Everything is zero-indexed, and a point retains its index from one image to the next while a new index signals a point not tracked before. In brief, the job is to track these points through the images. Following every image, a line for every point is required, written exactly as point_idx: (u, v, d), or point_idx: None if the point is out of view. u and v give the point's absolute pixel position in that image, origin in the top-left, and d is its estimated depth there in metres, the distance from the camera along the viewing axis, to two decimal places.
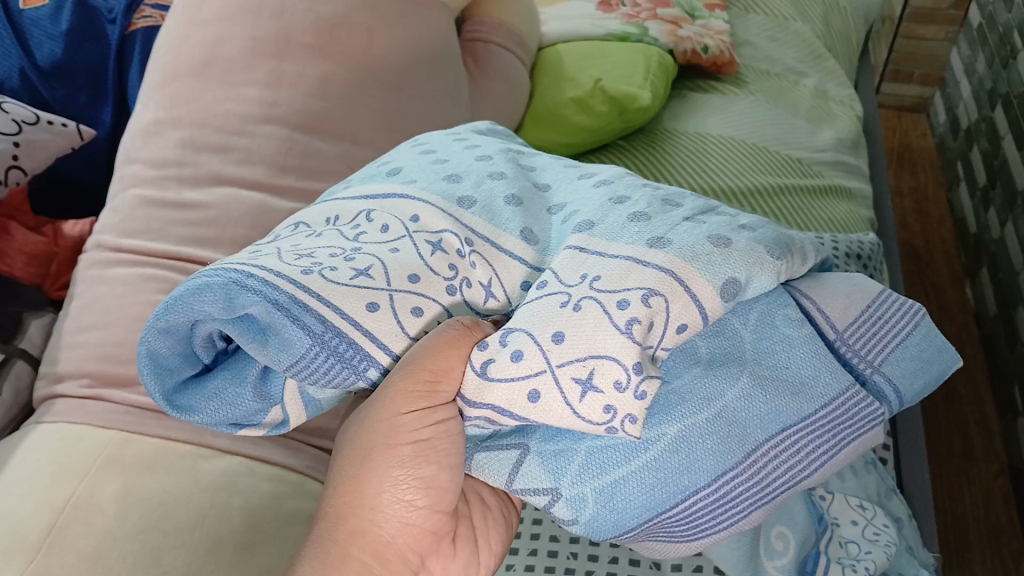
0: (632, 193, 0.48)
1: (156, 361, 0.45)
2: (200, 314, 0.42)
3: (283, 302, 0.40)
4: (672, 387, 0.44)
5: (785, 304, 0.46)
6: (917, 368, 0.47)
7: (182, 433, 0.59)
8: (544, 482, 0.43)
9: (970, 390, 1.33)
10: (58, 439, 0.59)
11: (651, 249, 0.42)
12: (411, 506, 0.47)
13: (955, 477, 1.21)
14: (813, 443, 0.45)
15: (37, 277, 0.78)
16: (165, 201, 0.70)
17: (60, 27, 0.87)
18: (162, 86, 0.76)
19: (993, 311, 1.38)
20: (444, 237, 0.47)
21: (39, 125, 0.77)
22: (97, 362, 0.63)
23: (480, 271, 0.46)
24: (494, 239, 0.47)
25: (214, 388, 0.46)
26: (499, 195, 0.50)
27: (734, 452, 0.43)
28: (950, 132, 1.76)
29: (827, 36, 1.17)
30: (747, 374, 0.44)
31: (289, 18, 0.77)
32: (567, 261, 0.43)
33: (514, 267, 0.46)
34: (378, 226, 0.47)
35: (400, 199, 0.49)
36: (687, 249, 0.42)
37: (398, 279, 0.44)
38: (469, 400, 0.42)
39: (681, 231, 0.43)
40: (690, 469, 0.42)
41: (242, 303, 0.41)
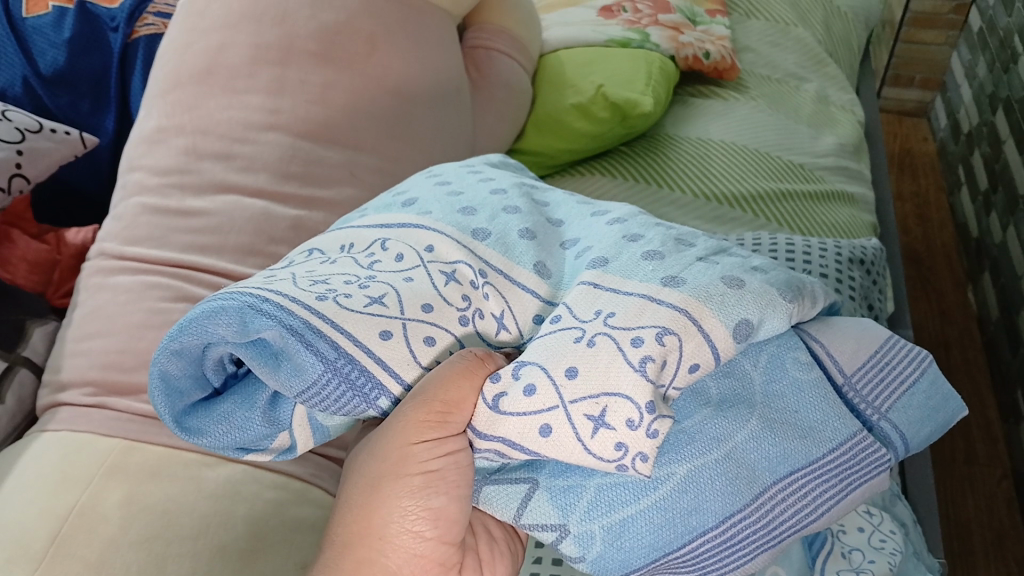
0: (647, 232, 0.48)
1: (167, 382, 0.45)
2: (213, 336, 0.42)
3: (297, 327, 0.40)
4: (683, 427, 0.44)
5: (795, 347, 0.46)
6: (923, 411, 0.47)
7: (186, 441, 0.60)
8: (552, 519, 0.43)
9: (973, 395, 1.33)
10: (63, 447, 0.59)
11: (665, 287, 0.42)
12: (419, 537, 0.47)
13: (959, 483, 1.21)
14: (820, 489, 0.44)
15: (40, 284, 0.79)
16: (169, 209, 0.70)
17: (63, 35, 0.87)
18: (165, 94, 0.76)
19: (996, 316, 1.38)
20: (459, 268, 0.47)
21: (41, 134, 0.77)
22: (101, 371, 0.64)
23: (494, 302, 0.46)
24: (509, 272, 0.47)
25: (223, 412, 0.46)
26: (513, 229, 0.50)
27: (742, 491, 0.43)
28: (951, 137, 1.75)
29: (828, 41, 1.17)
30: (756, 416, 0.44)
31: (292, 25, 0.77)
32: (580, 295, 0.43)
33: (528, 301, 0.46)
34: (393, 255, 0.47)
35: (415, 229, 0.49)
36: (700, 288, 0.42)
37: (411, 308, 0.44)
38: (480, 432, 0.43)
39: (695, 271, 0.43)
40: (698, 510, 0.42)
41: (256, 327, 0.41)
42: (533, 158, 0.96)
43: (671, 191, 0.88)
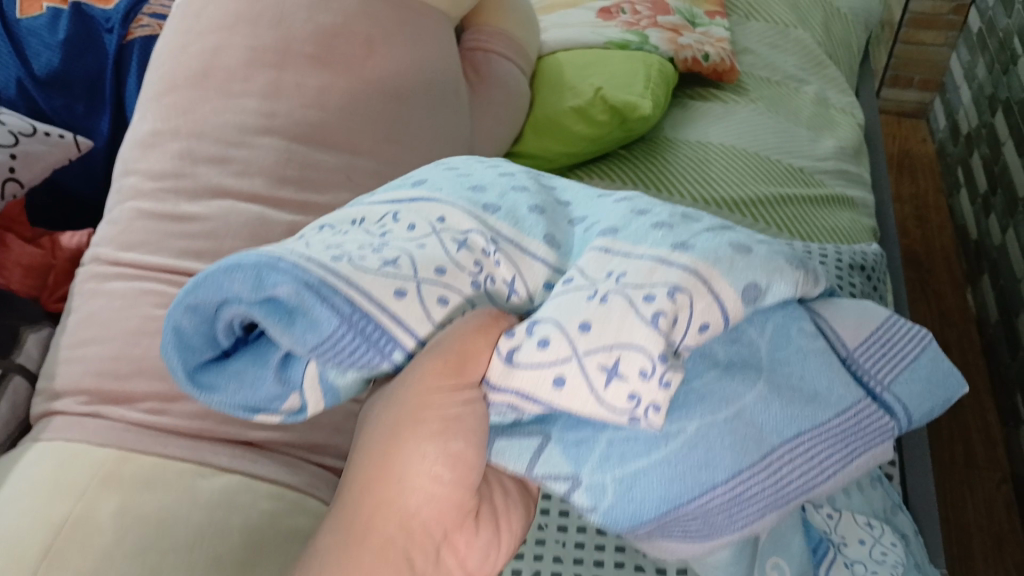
0: (656, 208, 0.47)
1: (179, 337, 0.43)
2: (227, 293, 0.41)
3: (313, 283, 0.40)
4: (692, 386, 0.43)
5: (800, 318, 0.46)
6: (925, 385, 0.46)
7: (181, 451, 0.60)
8: (565, 470, 0.43)
9: (973, 399, 1.32)
10: (57, 456, 0.58)
11: (674, 251, 0.42)
12: (438, 479, 0.47)
13: (958, 486, 1.20)
14: (824, 450, 0.44)
15: (35, 289, 0.78)
16: (164, 213, 0.69)
17: (57, 37, 0.87)
18: (160, 97, 0.75)
19: (995, 318, 1.37)
20: (470, 236, 0.46)
21: (35, 137, 0.77)
22: (96, 379, 0.63)
23: (504, 268, 0.45)
24: (519, 242, 0.47)
25: (236, 371, 0.44)
26: (523, 205, 0.49)
27: (750, 448, 0.43)
28: (950, 138, 1.75)
29: (828, 43, 1.16)
30: (762, 378, 0.44)
31: (288, 28, 0.76)
32: (593, 259, 0.43)
33: (537, 267, 0.46)
34: (405, 224, 0.47)
35: (427, 203, 0.48)
36: (709, 252, 0.42)
37: (423, 269, 0.43)
38: (494, 384, 0.43)
39: (704, 239, 0.43)
40: (709, 465, 0.42)
41: (272, 283, 0.40)
42: (531, 161, 0.95)
43: (670, 195, 0.88)
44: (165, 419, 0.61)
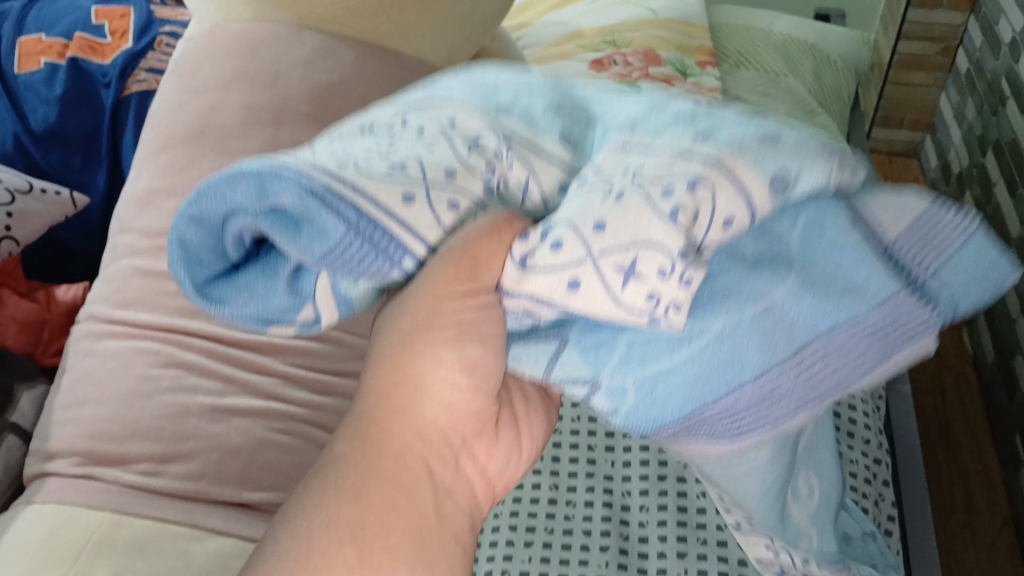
0: (686, 102, 0.37)
1: (186, 251, 0.36)
2: (232, 204, 0.33)
3: (317, 189, 0.32)
4: (714, 285, 0.34)
5: (833, 207, 0.34)
6: (975, 272, 0.34)
7: (172, 512, 0.59)
8: (582, 373, 0.35)
9: (970, 440, 1.32)
10: (51, 520, 0.58)
11: (691, 147, 0.34)
12: (456, 387, 0.40)
13: (959, 531, 1.20)
14: (865, 346, 0.34)
15: (30, 345, 0.78)
16: (158, 270, 0.70)
17: (54, 91, 0.88)
18: (157, 154, 0.75)
19: (991, 360, 1.36)
20: (478, 131, 0.36)
21: (31, 194, 0.77)
22: (90, 440, 0.63)
23: (517, 169, 0.36)
24: (532, 137, 0.37)
25: (246, 283, 0.37)
26: (538, 99, 0.39)
27: (779, 344, 0.34)
28: (942, 177, 1.76)
29: (818, 90, 1.17)
30: (796, 270, 0.34)
31: (285, 86, 0.77)
32: (612, 156, 0.34)
33: (550, 171, 0.36)
34: (415, 125, 0.36)
35: (432, 98, 0.38)
36: (733, 143, 0.34)
37: (433, 173, 0.34)
38: (508, 291, 0.35)
39: (728, 127, 0.35)
40: (734, 365, 0.34)
41: (276, 191, 0.32)
42: None
43: None
44: (159, 480, 0.61)
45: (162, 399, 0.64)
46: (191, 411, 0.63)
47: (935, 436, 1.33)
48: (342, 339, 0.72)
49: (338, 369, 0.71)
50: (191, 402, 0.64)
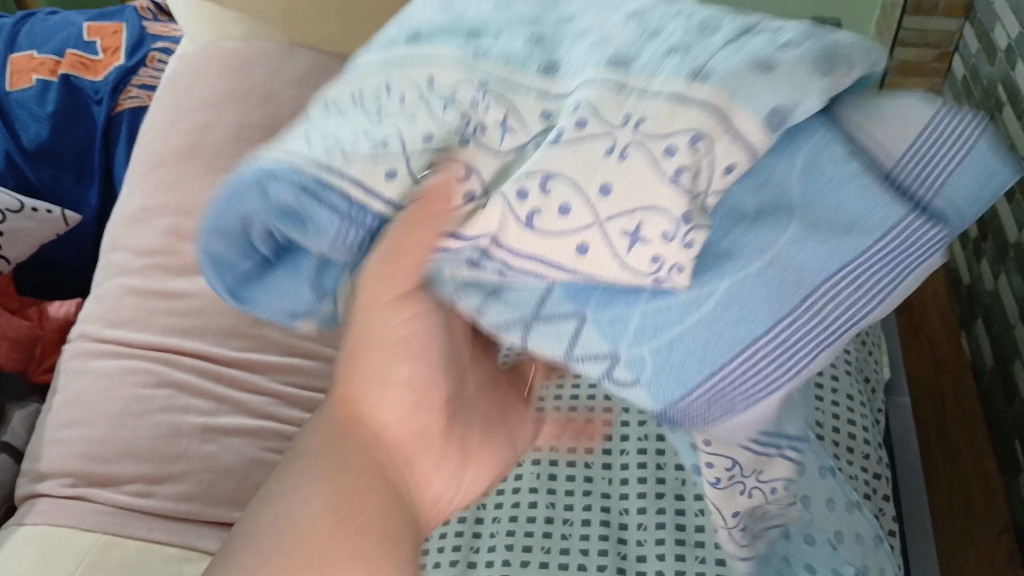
0: (686, 14, 0.30)
1: (222, 267, 0.32)
2: (243, 213, 0.30)
3: (310, 185, 0.28)
4: (716, 245, 0.29)
5: (826, 133, 0.29)
6: (980, 177, 0.29)
7: (166, 535, 0.59)
8: (602, 347, 0.31)
9: (970, 448, 1.27)
10: (41, 542, 0.58)
11: (694, 83, 0.27)
12: (397, 404, 0.40)
13: (959, 537, 1.16)
14: (888, 271, 0.29)
15: (21, 363, 0.77)
16: (152, 290, 0.70)
17: (46, 109, 0.88)
18: (149, 172, 0.75)
19: (990, 365, 1.33)
20: (459, 83, 0.30)
21: (23, 213, 0.76)
22: (81, 461, 0.62)
23: (497, 114, 0.29)
24: (517, 75, 0.30)
25: (276, 286, 0.32)
26: (517, 25, 0.32)
27: (785, 296, 0.29)
28: None
29: None
30: (798, 213, 0.28)
31: (277, 103, 0.76)
32: (604, 95, 0.28)
33: (534, 104, 0.29)
34: (399, 83, 0.30)
35: (406, 45, 0.32)
36: (730, 73, 0.27)
37: (420, 145, 0.29)
38: (506, 248, 0.29)
39: (722, 51, 0.28)
40: (743, 324, 0.29)
41: (276, 191, 0.29)
42: None
43: None
44: (152, 501, 0.60)
45: (155, 418, 0.63)
46: (183, 431, 0.63)
47: (932, 438, 1.31)
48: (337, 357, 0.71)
49: (329, 388, 0.68)
50: (184, 422, 0.63)
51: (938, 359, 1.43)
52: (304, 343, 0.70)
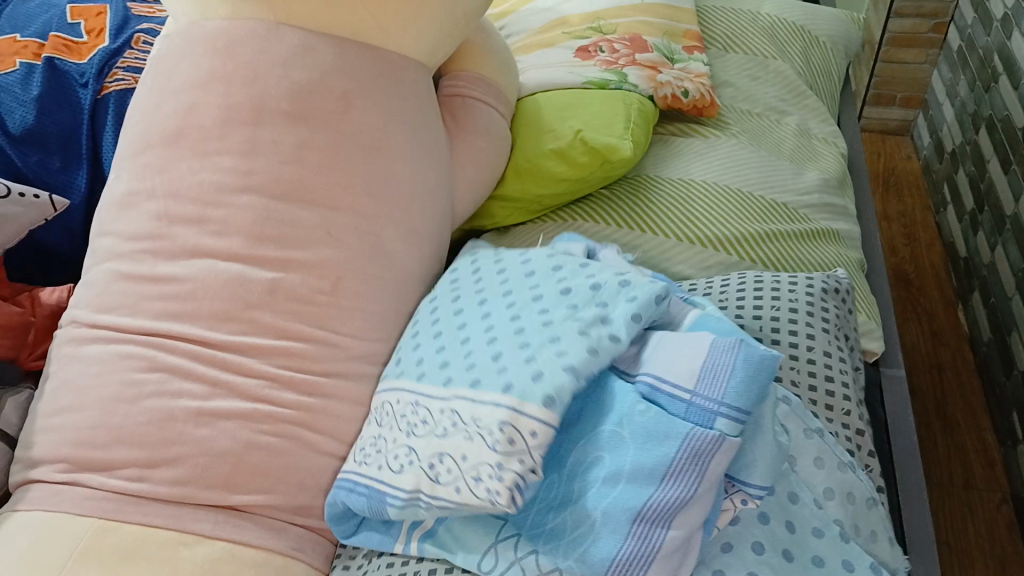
0: (556, 309, 0.62)
1: (337, 514, 0.62)
2: (346, 485, 0.62)
3: (375, 486, 0.59)
4: (596, 487, 0.54)
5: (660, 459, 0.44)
6: (744, 374, 0.53)
7: (161, 519, 0.60)
8: None
9: (967, 417, 1.29)
10: (36, 530, 0.59)
11: (517, 401, 0.54)
12: None
13: (957, 507, 1.17)
14: (694, 472, 0.52)
15: (14, 349, 0.76)
16: (142, 275, 0.68)
17: (32, 93, 0.87)
18: (135, 156, 0.74)
19: (987, 337, 1.35)
20: (423, 477, 0.57)
21: (10, 199, 0.75)
22: (73, 448, 0.62)
23: (432, 487, 0.56)
24: (442, 462, 0.56)
25: (364, 537, 0.61)
26: (455, 423, 0.57)
27: (625, 501, 0.53)
28: (935, 155, 1.74)
29: (808, 73, 1.16)
30: (626, 477, 0.53)
31: (262, 83, 0.73)
32: (473, 405, 0.56)
33: (443, 478, 0.56)
34: (410, 420, 0.60)
35: (395, 436, 0.60)
36: (529, 392, 0.55)
37: (404, 483, 0.57)
38: None
39: (542, 363, 0.57)
40: (622, 564, 0.52)
41: (355, 497, 0.60)
42: (512, 204, 0.93)
43: (654, 235, 0.87)
44: (147, 486, 0.60)
45: (147, 403, 0.63)
46: (177, 415, 0.62)
47: (933, 411, 1.31)
48: (332, 339, 0.68)
49: (324, 372, 0.67)
50: (177, 407, 0.63)
51: (938, 333, 1.44)
52: (298, 324, 0.68)
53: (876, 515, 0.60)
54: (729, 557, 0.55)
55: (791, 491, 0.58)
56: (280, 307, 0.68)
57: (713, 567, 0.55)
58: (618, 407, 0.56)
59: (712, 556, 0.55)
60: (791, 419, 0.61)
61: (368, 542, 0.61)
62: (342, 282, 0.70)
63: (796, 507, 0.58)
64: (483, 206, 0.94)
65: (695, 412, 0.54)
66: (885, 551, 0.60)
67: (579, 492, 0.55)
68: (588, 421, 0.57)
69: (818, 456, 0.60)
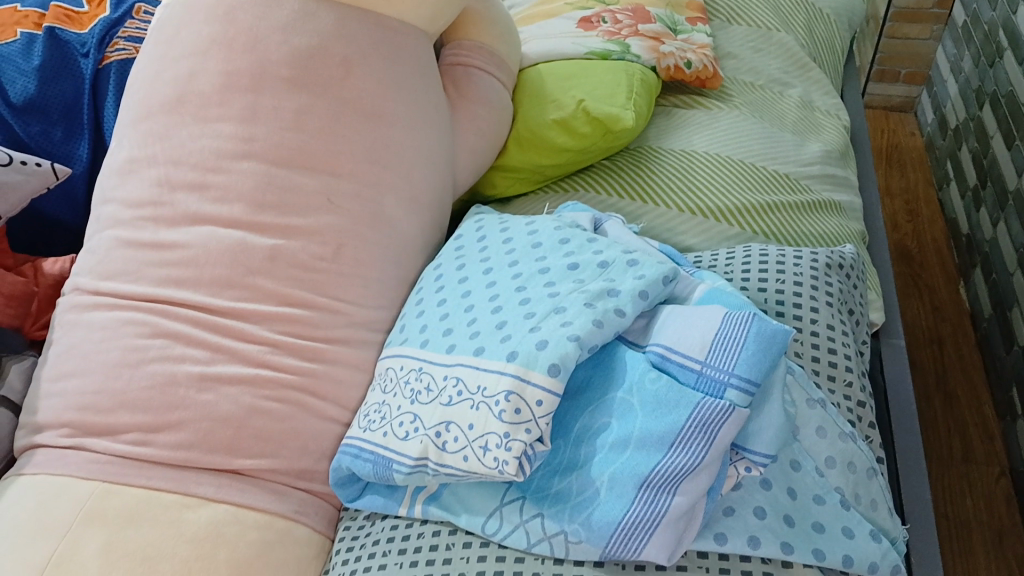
0: (563, 280, 0.62)
1: (340, 478, 0.62)
2: (349, 451, 0.61)
3: (379, 451, 0.59)
4: (603, 455, 0.55)
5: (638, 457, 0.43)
6: (759, 349, 0.54)
7: (164, 482, 0.60)
8: None
9: (967, 391, 1.30)
10: (40, 492, 0.59)
11: (524, 370, 0.54)
12: None
13: (955, 480, 1.17)
14: (703, 441, 0.52)
15: (17, 318, 0.77)
16: (143, 241, 0.69)
17: (33, 63, 0.87)
18: (136, 123, 0.74)
19: (988, 312, 1.35)
20: (427, 443, 0.57)
21: (11, 166, 0.75)
22: (76, 412, 0.63)
23: (437, 453, 0.56)
24: (446, 429, 0.56)
25: (366, 500, 0.62)
26: (459, 390, 0.57)
27: (632, 468, 0.53)
28: (938, 131, 1.74)
29: (811, 45, 1.15)
30: (633, 443, 0.54)
31: (262, 50, 0.73)
32: (479, 372, 0.57)
33: (448, 445, 0.56)
34: (414, 386, 0.60)
35: (400, 403, 0.60)
36: (535, 360, 0.55)
37: (408, 450, 0.57)
38: None
39: (548, 330, 0.57)
40: (625, 529, 0.52)
41: (358, 463, 0.60)
42: (513, 173, 0.94)
43: (656, 206, 0.87)
44: (150, 449, 0.61)
45: (149, 368, 0.63)
46: (179, 380, 0.63)
47: (933, 386, 1.31)
48: (333, 305, 0.69)
49: (325, 338, 0.68)
50: (180, 371, 0.63)
51: (938, 308, 1.44)
52: (299, 290, 0.68)
53: (876, 485, 0.60)
54: (731, 520, 0.55)
55: (792, 460, 0.58)
56: (281, 273, 0.68)
57: (716, 530, 0.55)
58: (626, 375, 0.57)
59: (714, 519, 0.55)
60: (794, 389, 0.60)
61: (371, 505, 0.61)
62: (344, 249, 0.70)
63: (797, 474, 0.58)
64: (485, 176, 0.95)
65: (706, 383, 0.54)
66: (886, 521, 0.59)
67: (585, 458, 0.55)
68: (597, 388, 0.58)
69: (820, 426, 0.59)
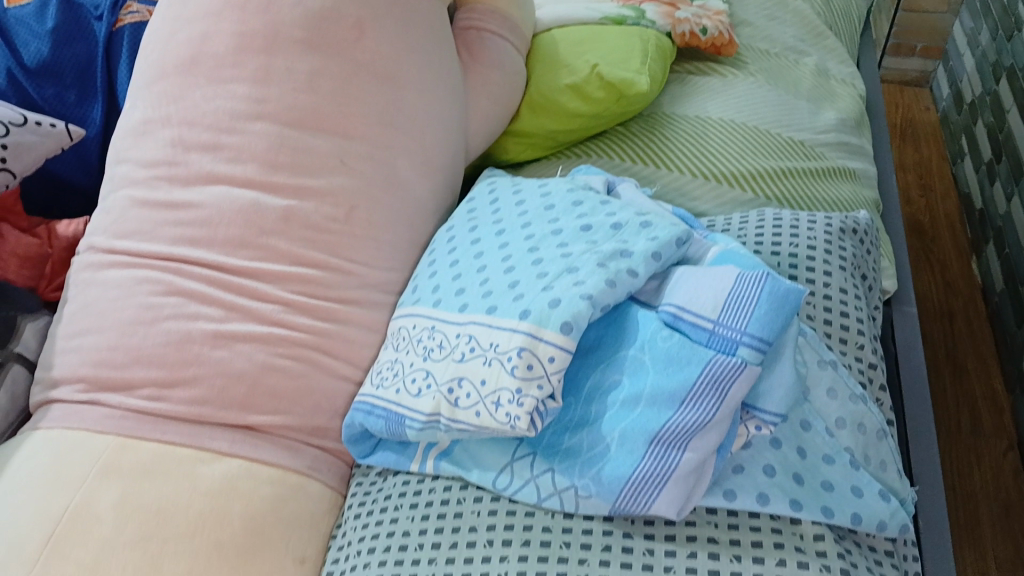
0: (576, 240, 0.62)
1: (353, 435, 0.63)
2: (362, 408, 0.62)
3: (392, 408, 0.60)
4: (614, 411, 0.55)
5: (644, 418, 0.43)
6: (771, 307, 0.54)
7: (179, 437, 0.61)
8: None
9: (978, 365, 1.30)
10: (57, 446, 0.60)
11: (535, 327, 0.55)
12: None
13: (964, 453, 1.17)
14: (714, 397, 0.52)
15: (33, 280, 0.77)
16: (157, 201, 0.69)
17: (46, 26, 0.87)
18: (150, 84, 0.74)
19: (1001, 287, 1.34)
20: (441, 399, 0.57)
21: (26, 126, 0.75)
22: (92, 368, 0.63)
23: (450, 409, 0.57)
24: (459, 385, 0.57)
25: (379, 457, 0.63)
26: (472, 347, 0.57)
27: (643, 424, 0.53)
28: (953, 106, 1.72)
29: (827, 13, 1.14)
30: (644, 400, 0.54)
31: (276, 11, 0.73)
32: (492, 329, 0.57)
33: (461, 401, 0.56)
34: (427, 344, 0.61)
35: (413, 360, 0.61)
36: (548, 317, 0.55)
37: (421, 406, 0.58)
38: None
39: (561, 288, 0.57)
40: (635, 483, 0.52)
41: (371, 419, 0.61)
42: (526, 139, 0.94)
43: (669, 172, 0.87)
44: (164, 405, 0.62)
45: (164, 325, 0.64)
46: (194, 337, 0.63)
47: (943, 359, 1.31)
48: (345, 266, 0.69)
49: (337, 298, 0.68)
50: (194, 328, 0.64)
51: (950, 282, 1.43)
52: (312, 251, 0.68)
53: (887, 445, 0.60)
54: (741, 477, 0.55)
55: (802, 420, 0.58)
56: (295, 234, 0.68)
57: (725, 487, 0.55)
58: (638, 333, 0.57)
59: (724, 476, 0.56)
60: (805, 350, 0.60)
61: (384, 461, 0.62)
62: (356, 211, 0.70)
63: (808, 434, 0.58)
64: (498, 142, 0.95)
65: (718, 341, 0.54)
66: (896, 481, 0.59)
67: (597, 415, 0.56)
68: (608, 346, 0.58)
69: (831, 387, 0.60)
